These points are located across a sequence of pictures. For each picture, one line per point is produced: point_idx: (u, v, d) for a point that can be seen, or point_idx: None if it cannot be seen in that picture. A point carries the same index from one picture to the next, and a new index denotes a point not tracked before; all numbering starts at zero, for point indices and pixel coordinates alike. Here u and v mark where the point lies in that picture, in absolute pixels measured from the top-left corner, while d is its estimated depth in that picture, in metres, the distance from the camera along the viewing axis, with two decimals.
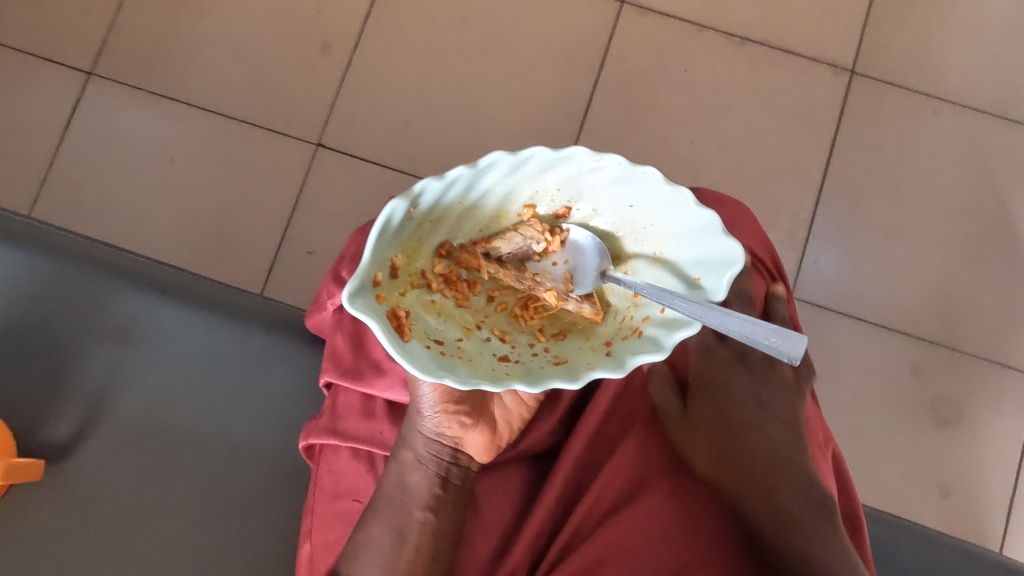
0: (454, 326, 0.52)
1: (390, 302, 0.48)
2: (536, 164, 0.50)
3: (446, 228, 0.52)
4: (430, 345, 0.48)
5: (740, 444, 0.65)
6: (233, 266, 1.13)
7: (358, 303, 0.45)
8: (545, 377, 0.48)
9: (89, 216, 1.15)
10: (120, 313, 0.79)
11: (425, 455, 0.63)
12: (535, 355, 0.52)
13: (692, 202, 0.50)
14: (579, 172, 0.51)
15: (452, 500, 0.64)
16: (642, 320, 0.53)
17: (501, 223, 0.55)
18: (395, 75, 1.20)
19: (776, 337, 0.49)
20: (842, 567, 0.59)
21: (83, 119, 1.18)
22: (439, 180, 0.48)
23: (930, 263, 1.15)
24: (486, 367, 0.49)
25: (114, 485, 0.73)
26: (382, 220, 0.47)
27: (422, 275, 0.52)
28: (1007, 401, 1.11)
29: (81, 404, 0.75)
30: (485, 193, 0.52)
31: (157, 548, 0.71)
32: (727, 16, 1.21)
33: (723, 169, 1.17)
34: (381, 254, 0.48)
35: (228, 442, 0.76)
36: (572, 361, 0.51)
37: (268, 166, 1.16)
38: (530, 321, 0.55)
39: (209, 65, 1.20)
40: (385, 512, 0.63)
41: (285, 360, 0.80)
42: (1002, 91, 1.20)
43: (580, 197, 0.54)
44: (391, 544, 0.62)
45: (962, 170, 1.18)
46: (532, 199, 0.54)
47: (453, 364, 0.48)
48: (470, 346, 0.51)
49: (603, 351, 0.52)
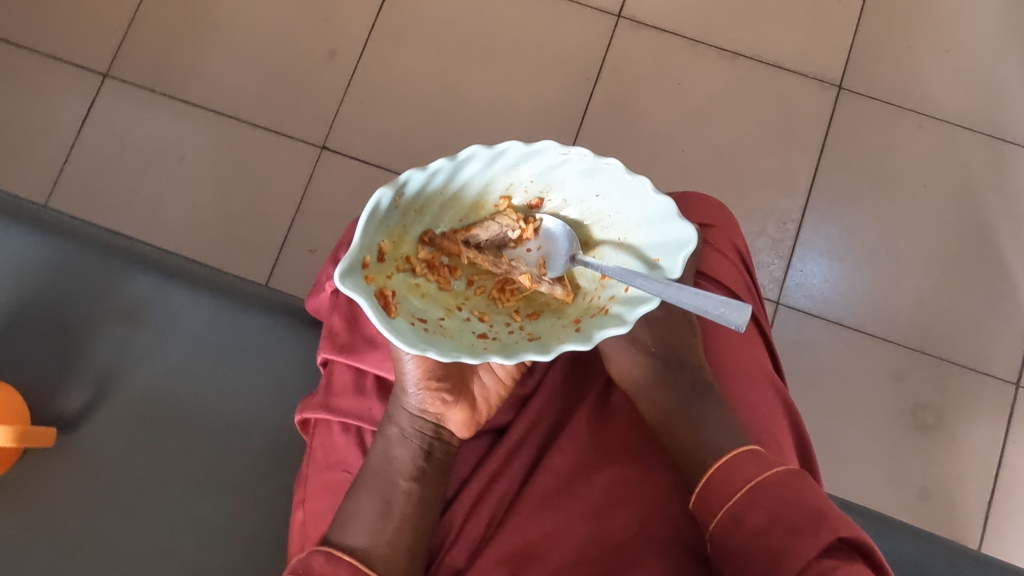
0: (437, 307, 0.50)
1: (378, 283, 0.46)
2: (509, 158, 0.49)
3: (430, 216, 0.50)
4: (414, 323, 0.47)
5: (661, 391, 0.67)
6: (239, 261, 1.18)
7: (348, 282, 0.43)
8: (519, 351, 0.46)
9: (104, 212, 1.21)
10: (128, 291, 0.76)
11: (409, 429, 0.62)
12: (511, 332, 0.50)
13: (651, 189, 0.49)
14: (549, 165, 0.50)
15: (436, 472, 0.62)
16: (608, 299, 0.50)
17: (480, 212, 0.53)
18: (398, 81, 1.24)
19: (718, 302, 0.46)
20: (750, 465, 0.59)
21: (100, 119, 1.25)
22: (421, 171, 0.47)
23: (913, 273, 1.18)
24: (465, 343, 0.47)
25: (120, 456, 0.71)
26: (368, 207, 0.45)
27: (407, 259, 0.50)
28: (987, 408, 1.13)
29: (93, 379, 0.73)
30: (464, 183, 0.50)
31: (162, 518, 0.69)
32: (720, 32, 1.25)
33: (712, 177, 1.20)
34: (370, 238, 0.46)
35: (231, 418, 0.73)
36: (544, 337, 0.49)
37: (274, 167, 1.22)
38: (507, 303, 0.52)
39: (221, 70, 1.26)
40: (371, 483, 0.61)
41: (289, 341, 0.77)
42: (986, 109, 1.23)
43: (551, 188, 0.52)
44: (378, 513, 0.59)
45: (947, 183, 1.20)
46: (508, 189, 0.52)
47: (435, 340, 0.46)
48: (452, 324, 0.49)
49: (573, 327, 0.50)
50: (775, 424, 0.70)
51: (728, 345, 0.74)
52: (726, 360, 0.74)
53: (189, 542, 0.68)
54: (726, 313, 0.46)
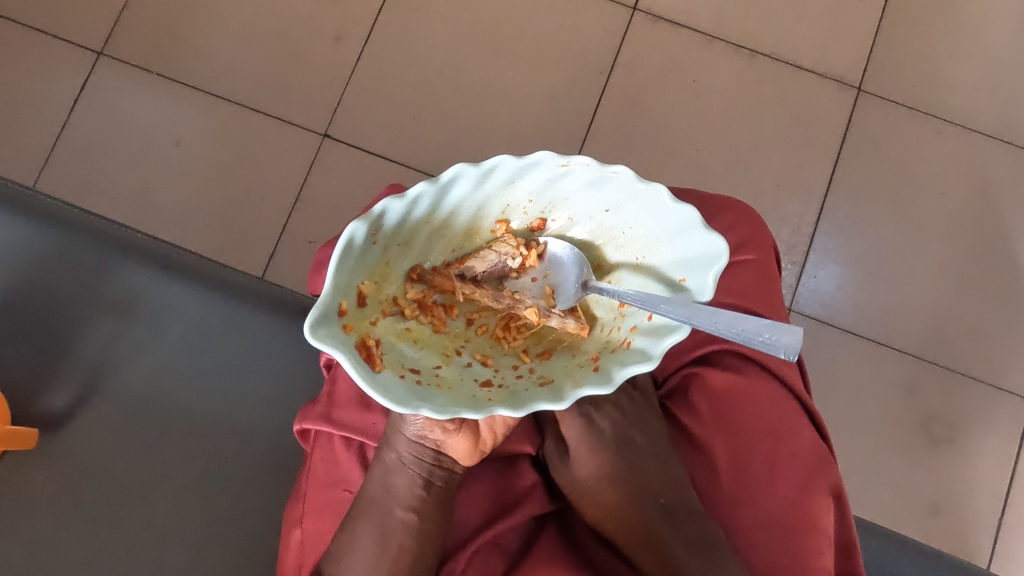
0: (432, 354, 0.45)
1: (358, 332, 0.41)
2: (502, 176, 0.44)
3: (417, 249, 0.46)
4: (405, 375, 0.42)
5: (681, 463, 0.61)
6: (235, 250, 1.14)
7: (321, 335, 0.38)
8: (531, 400, 0.42)
9: (94, 195, 1.16)
10: (119, 284, 0.72)
11: (408, 456, 0.54)
12: (520, 378, 0.45)
13: (669, 198, 0.44)
14: (550, 180, 0.45)
15: (438, 503, 0.55)
16: (629, 331, 0.46)
17: (474, 241, 0.48)
18: (403, 68, 1.20)
19: (765, 332, 0.40)
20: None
21: (92, 98, 1.20)
22: (399, 199, 0.42)
23: (928, 283, 1.15)
24: (467, 395, 0.43)
25: (108, 459, 0.67)
26: (342, 243, 0.40)
27: (394, 301, 0.45)
28: (1000, 423, 1.10)
29: (81, 376, 0.69)
30: (454, 207, 0.45)
31: (150, 526, 0.65)
32: (738, 28, 1.21)
33: (727, 178, 1.17)
34: (346, 281, 0.41)
35: (226, 422, 0.69)
36: (558, 381, 0.44)
37: (273, 153, 1.17)
38: (513, 343, 0.48)
39: (221, 51, 1.21)
40: (369, 512, 0.55)
41: (290, 340, 0.73)
42: (1007, 116, 1.19)
43: (554, 207, 0.48)
44: (376, 545, 0.54)
45: (966, 194, 1.17)
46: (504, 212, 0.47)
47: (430, 393, 0.41)
48: (450, 374, 0.44)
49: (591, 365, 0.45)
50: (803, 557, 0.60)
51: (775, 391, 0.65)
52: (770, 411, 0.64)
53: (179, 553, 0.65)
54: (777, 347, 0.40)
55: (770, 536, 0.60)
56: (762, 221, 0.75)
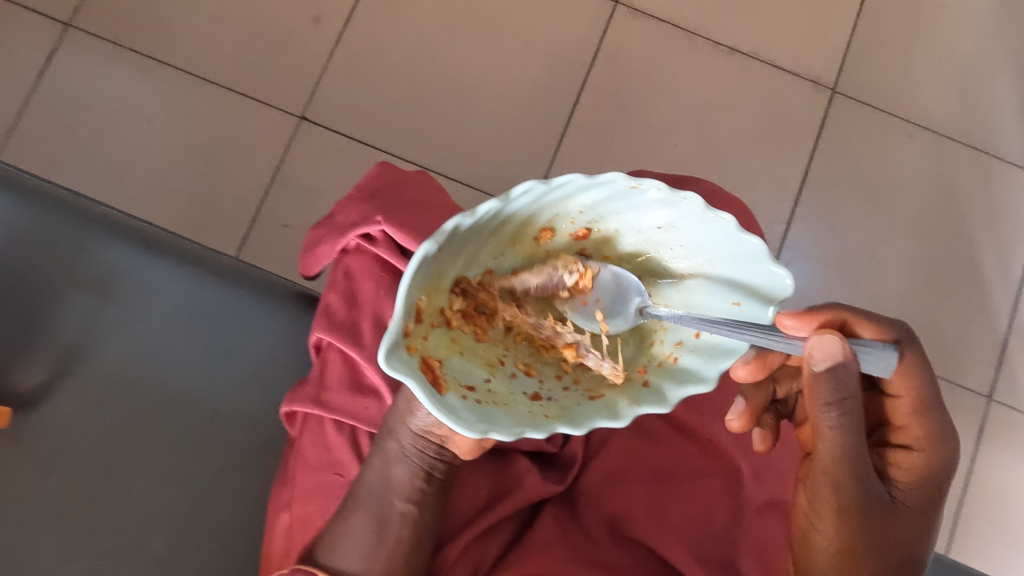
0: (479, 365, 0.47)
1: (420, 353, 0.43)
2: (565, 190, 0.44)
3: (464, 259, 0.45)
4: (465, 396, 0.43)
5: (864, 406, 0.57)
6: (207, 231, 1.12)
7: (393, 363, 0.40)
8: (589, 418, 0.44)
9: (58, 169, 1.13)
10: (97, 260, 0.70)
11: (411, 448, 0.54)
12: (567, 391, 0.48)
13: (734, 228, 0.44)
14: (610, 196, 0.45)
15: (436, 495, 0.55)
16: (673, 346, 0.49)
17: (519, 248, 0.47)
18: (383, 51, 1.19)
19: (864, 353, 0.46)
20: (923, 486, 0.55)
21: (57, 70, 1.16)
22: (469, 217, 0.42)
23: (896, 282, 1.17)
24: (523, 411, 0.44)
25: (82, 443, 0.65)
26: (414, 261, 0.41)
27: (441, 312, 0.45)
28: (959, 420, 1.13)
29: (57, 354, 0.67)
30: (511, 215, 0.44)
31: (125, 511, 0.64)
32: (717, 24, 1.23)
33: (703, 174, 1.18)
34: (408, 301, 0.42)
35: (208, 405, 0.68)
36: (608, 395, 0.47)
37: (249, 134, 1.15)
38: (553, 351, 0.50)
39: (194, 27, 1.18)
40: (366, 501, 0.55)
41: (273, 322, 0.72)
42: (973, 121, 1.23)
43: (602, 219, 0.47)
44: (372, 536, 0.54)
45: (932, 195, 1.20)
46: (553, 221, 0.46)
47: (492, 414, 0.42)
48: (501, 388, 0.46)
49: (640, 380, 0.48)
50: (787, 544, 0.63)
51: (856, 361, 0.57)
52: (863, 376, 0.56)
53: (158, 538, 0.63)
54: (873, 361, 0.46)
55: (768, 526, 0.63)
56: (749, 212, 0.75)
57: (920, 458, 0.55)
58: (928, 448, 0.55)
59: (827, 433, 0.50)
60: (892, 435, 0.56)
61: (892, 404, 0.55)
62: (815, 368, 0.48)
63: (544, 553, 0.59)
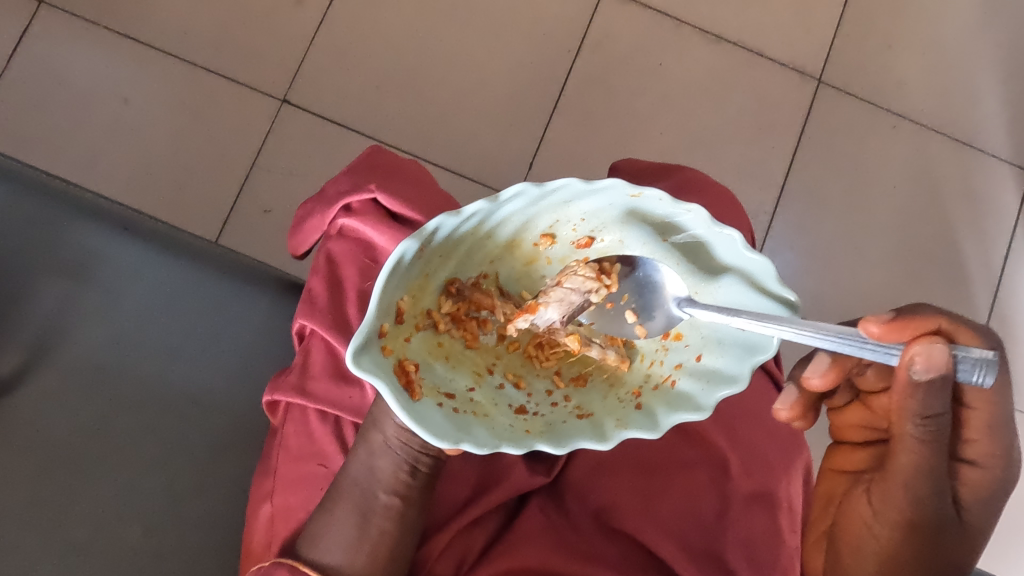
0: (465, 373, 0.46)
1: (396, 353, 0.42)
2: (562, 195, 0.44)
3: (457, 261, 0.46)
4: (442, 403, 0.42)
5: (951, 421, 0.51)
6: (185, 215, 1.09)
7: (364, 363, 0.39)
8: (572, 437, 0.43)
9: (30, 150, 1.10)
10: (73, 244, 0.68)
11: (396, 441, 0.52)
12: (555, 406, 0.46)
13: (742, 245, 0.44)
14: (611, 204, 0.46)
15: (421, 488, 0.54)
16: (672, 368, 0.48)
17: (516, 253, 0.48)
18: (366, 34, 1.16)
19: (960, 358, 0.40)
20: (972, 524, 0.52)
21: (30, 48, 1.13)
22: (452, 217, 0.43)
23: (876, 272, 1.18)
24: (504, 425, 0.44)
25: (55, 431, 0.63)
26: (392, 260, 0.41)
27: (428, 314, 0.45)
28: None
29: (28, 341, 0.65)
30: (501, 221, 0.45)
31: (100, 501, 0.62)
32: (704, 12, 1.22)
33: (687, 162, 1.18)
34: (389, 297, 0.42)
35: (186, 394, 0.67)
36: (597, 415, 0.46)
37: (229, 117, 1.13)
38: (547, 363, 0.49)
39: (172, 5, 1.15)
40: (350, 494, 0.54)
41: (254, 311, 0.70)
42: (956, 113, 1.23)
43: (605, 228, 0.48)
44: (356, 528, 0.53)
45: (914, 186, 1.21)
46: (551, 228, 0.47)
47: (468, 423, 0.42)
48: (484, 398, 0.45)
49: (632, 403, 0.46)
50: (774, 540, 0.62)
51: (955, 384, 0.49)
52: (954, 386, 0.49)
53: (134, 529, 0.62)
54: (970, 373, 0.39)
55: (756, 520, 0.63)
56: (738, 203, 0.75)
57: (986, 474, 0.51)
58: (994, 465, 0.50)
59: (912, 446, 0.48)
60: (960, 448, 0.51)
61: (967, 417, 0.50)
62: (915, 376, 0.43)
63: (530, 545, 0.59)
